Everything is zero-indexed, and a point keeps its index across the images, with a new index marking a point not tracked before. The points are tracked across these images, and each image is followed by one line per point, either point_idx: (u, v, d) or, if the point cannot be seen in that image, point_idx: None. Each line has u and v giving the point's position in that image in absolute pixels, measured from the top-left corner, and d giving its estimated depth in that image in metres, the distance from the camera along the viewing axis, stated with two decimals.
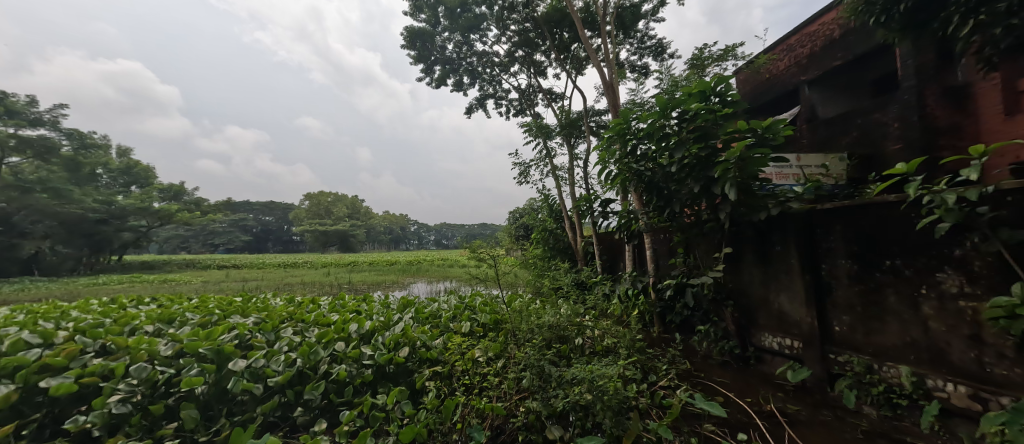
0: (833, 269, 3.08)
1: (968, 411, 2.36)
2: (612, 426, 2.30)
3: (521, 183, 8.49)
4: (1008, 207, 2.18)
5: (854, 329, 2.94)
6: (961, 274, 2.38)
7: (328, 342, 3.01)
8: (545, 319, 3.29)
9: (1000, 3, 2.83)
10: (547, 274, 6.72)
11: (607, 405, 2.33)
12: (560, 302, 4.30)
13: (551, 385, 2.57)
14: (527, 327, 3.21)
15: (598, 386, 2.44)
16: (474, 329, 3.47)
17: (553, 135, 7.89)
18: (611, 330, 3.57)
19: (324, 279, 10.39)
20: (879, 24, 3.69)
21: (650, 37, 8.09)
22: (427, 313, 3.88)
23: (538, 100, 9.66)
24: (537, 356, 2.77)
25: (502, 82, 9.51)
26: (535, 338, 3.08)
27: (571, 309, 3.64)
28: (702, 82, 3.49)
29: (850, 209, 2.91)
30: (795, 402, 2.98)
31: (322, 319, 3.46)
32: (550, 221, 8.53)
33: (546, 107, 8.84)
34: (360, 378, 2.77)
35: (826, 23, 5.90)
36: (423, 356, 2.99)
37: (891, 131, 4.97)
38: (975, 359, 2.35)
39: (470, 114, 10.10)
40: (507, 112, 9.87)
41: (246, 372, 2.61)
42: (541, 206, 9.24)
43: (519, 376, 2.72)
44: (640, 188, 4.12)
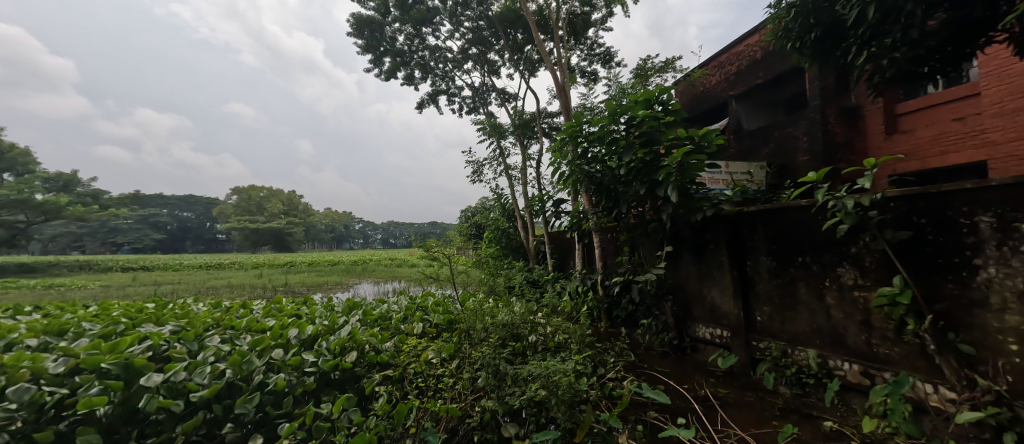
0: (755, 265, 3.47)
1: (859, 385, 2.74)
2: (566, 420, 2.42)
3: (475, 182, 8.57)
4: (891, 211, 2.52)
5: (772, 318, 3.33)
6: (856, 269, 2.74)
7: (263, 350, 2.84)
8: (499, 318, 3.37)
9: (887, 38, 3.22)
10: (499, 272, 6.82)
11: (561, 399, 2.44)
12: (514, 301, 4.36)
13: (506, 384, 2.65)
14: (481, 326, 3.23)
15: (553, 381, 2.53)
16: (427, 331, 3.49)
17: (507, 134, 8.01)
18: (563, 327, 3.73)
19: (255, 282, 9.69)
20: (794, 48, 4.06)
21: (599, 45, 8.48)
22: (376, 314, 3.80)
23: (491, 99, 9.77)
24: (492, 355, 2.82)
25: (455, 79, 9.52)
26: (491, 338, 3.12)
27: (524, 308, 3.75)
28: (646, 91, 3.76)
29: (769, 212, 3.29)
30: (724, 386, 3.33)
31: (254, 326, 3.27)
32: (502, 220, 8.68)
33: (500, 106, 9.01)
34: (301, 387, 2.65)
35: (750, 45, 6.53)
36: (373, 361, 2.98)
37: (801, 144, 5.69)
38: (865, 341, 2.72)
39: (421, 110, 9.97)
40: (460, 109, 9.98)
41: (162, 388, 2.34)
42: (494, 204, 9.35)
43: (474, 376, 2.76)
44: (591, 189, 4.36)
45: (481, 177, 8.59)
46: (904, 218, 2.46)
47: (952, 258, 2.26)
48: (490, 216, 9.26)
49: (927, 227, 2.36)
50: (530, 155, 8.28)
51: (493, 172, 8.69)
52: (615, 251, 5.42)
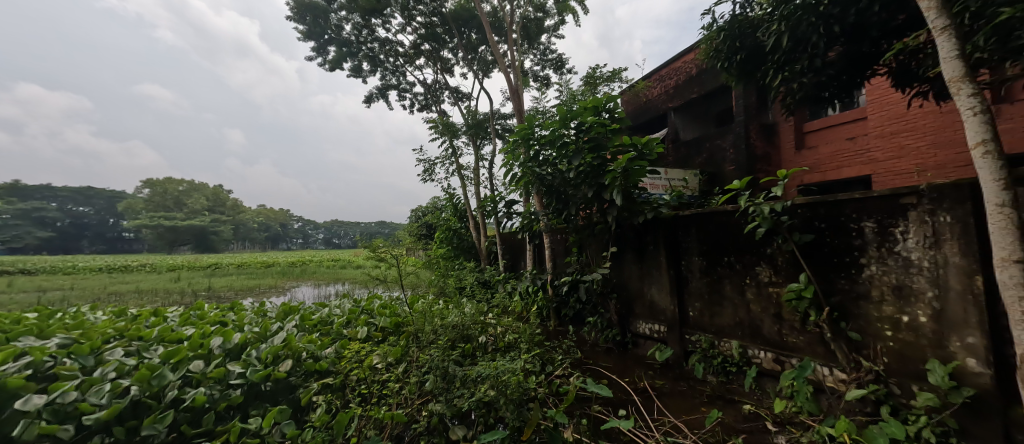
0: (688, 265, 3.78)
1: (773, 370, 3.08)
2: (514, 418, 2.48)
3: (426, 181, 8.47)
4: (798, 217, 2.87)
5: (702, 313, 3.64)
6: (770, 267, 3.08)
7: (178, 362, 2.57)
8: (449, 320, 3.38)
9: (798, 64, 3.65)
10: (450, 273, 6.80)
11: (509, 398, 2.52)
12: (464, 302, 4.38)
13: (454, 386, 2.66)
14: (431, 328, 3.22)
15: (501, 381, 2.61)
16: (372, 335, 3.40)
17: (459, 134, 7.99)
18: (513, 327, 3.80)
19: (173, 286, 8.76)
20: (723, 68, 4.43)
21: (552, 51, 8.72)
22: (316, 319, 3.64)
23: (444, 97, 9.68)
24: (441, 358, 2.82)
25: (406, 74, 9.32)
26: (440, 340, 3.12)
27: (475, 309, 3.79)
28: (595, 99, 3.97)
29: (701, 216, 3.61)
30: (661, 378, 3.59)
31: (169, 335, 2.98)
32: (454, 221, 8.63)
33: (453, 105, 8.97)
34: (224, 402, 2.44)
35: (687, 62, 7.07)
36: (310, 369, 2.86)
37: (728, 155, 6.30)
38: (778, 331, 3.06)
39: (370, 104, 9.65)
40: (411, 105, 9.80)
41: (44, 412, 2.05)
42: (445, 204, 9.27)
43: (422, 379, 2.74)
44: (542, 191, 4.50)
45: (432, 176, 8.49)
46: (809, 223, 2.80)
47: (844, 258, 2.62)
48: (440, 216, 9.16)
49: (826, 231, 2.71)
50: (483, 155, 8.32)
51: (445, 171, 8.64)
52: (564, 252, 5.63)
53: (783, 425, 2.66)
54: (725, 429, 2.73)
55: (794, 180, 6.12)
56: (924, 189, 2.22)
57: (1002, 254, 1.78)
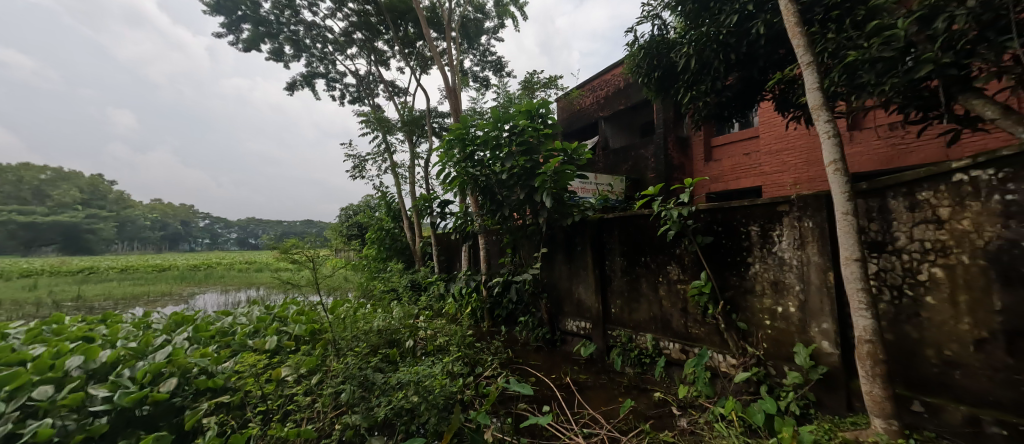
0: (611, 266, 4.04)
1: (679, 360, 3.40)
2: (436, 423, 2.43)
3: (356, 177, 8.10)
4: (701, 221, 3.22)
5: (622, 309, 3.92)
6: (678, 266, 3.41)
7: (18, 390, 2.22)
8: (374, 325, 3.33)
9: (704, 85, 4.09)
10: (380, 276, 6.54)
11: (432, 403, 2.48)
12: (392, 305, 4.25)
13: (373, 395, 2.56)
14: (351, 335, 3.10)
15: (424, 387, 2.57)
16: (283, 345, 3.16)
17: (394, 130, 7.74)
18: (443, 330, 3.78)
19: (29, 296, 7.30)
20: (644, 83, 4.79)
21: (491, 53, 8.79)
22: (213, 330, 3.31)
23: (377, 90, 9.33)
24: (359, 366, 2.72)
25: (335, 63, 8.84)
26: (360, 346, 3.01)
27: (403, 312, 3.73)
28: (528, 103, 4.10)
29: (622, 219, 3.89)
30: (584, 373, 3.80)
31: (10, 356, 2.50)
32: (387, 220, 8.32)
33: (388, 99, 8.68)
34: (81, 433, 2.10)
35: (616, 75, 7.57)
36: (201, 387, 2.53)
37: (650, 164, 6.84)
38: (684, 325, 3.39)
39: (293, 92, 8.99)
40: (341, 96, 9.31)
41: None
42: (378, 203, 8.91)
43: (337, 390, 2.59)
44: (476, 191, 4.53)
45: (363, 173, 8.14)
46: (710, 227, 3.16)
47: (735, 257, 2.99)
48: (371, 215, 8.77)
49: (721, 233, 3.08)
50: (419, 153, 8.16)
51: (377, 168, 8.33)
52: (499, 253, 5.73)
53: (684, 409, 2.95)
54: (637, 417, 2.96)
55: (703, 189, 6.82)
56: (794, 198, 2.62)
57: (846, 254, 2.16)
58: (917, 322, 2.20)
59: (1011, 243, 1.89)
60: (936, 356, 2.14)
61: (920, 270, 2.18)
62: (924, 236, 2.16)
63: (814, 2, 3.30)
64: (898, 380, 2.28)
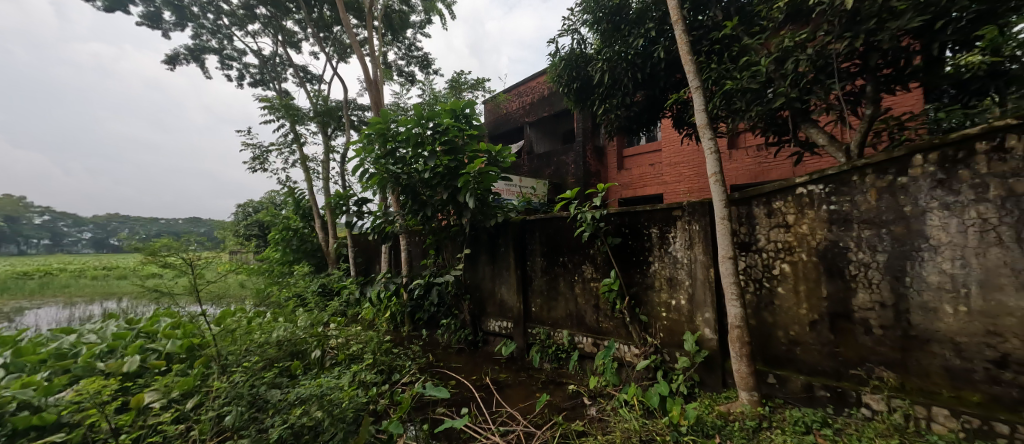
0: (532, 266, 4.22)
1: (591, 353, 3.65)
2: (341, 439, 2.31)
3: (255, 169, 7.40)
4: (611, 223, 3.52)
5: (542, 308, 4.11)
6: (591, 265, 3.68)
7: None
8: (272, 336, 3.02)
9: (616, 99, 4.48)
10: (283, 282, 6.01)
11: (336, 418, 2.35)
12: (297, 313, 3.94)
13: (268, 413, 2.36)
14: (241, 348, 2.80)
15: (328, 400, 2.42)
16: (149, 366, 2.69)
17: (305, 120, 7.20)
18: (357, 336, 3.69)
19: None
20: (565, 93, 5.07)
21: (417, 48, 8.60)
22: (41, 354, 2.73)
23: (285, 74, 8.60)
24: (248, 383, 2.48)
25: (230, 38, 7.96)
26: (251, 361, 2.73)
27: (310, 320, 3.53)
28: (453, 103, 4.11)
29: (543, 220, 4.09)
30: (505, 372, 3.92)
31: None
32: (294, 219, 7.64)
33: (298, 85, 8.06)
34: None
35: (540, 83, 7.90)
36: (22, 425, 2.07)
37: (570, 170, 7.25)
38: (596, 320, 3.66)
39: (173, 66, 7.88)
40: (239, 77, 8.42)
41: None
42: (284, 200, 8.15)
43: (220, 414, 2.33)
44: (396, 189, 4.40)
45: (265, 165, 7.46)
46: (619, 229, 3.46)
47: (638, 256, 3.32)
48: (274, 214, 7.98)
49: (628, 235, 3.40)
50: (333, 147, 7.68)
51: (282, 161, 7.70)
52: (421, 254, 5.63)
53: (594, 398, 3.18)
54: (551, 410, 3.13)
55: (616, 194, 7.40)
56: (685, 205, 3.00)
57: (723, 252, 2.55)
58: (772, 309, 2.65)
59: (834, 243, 2.40)
60: (785, 336, 2.60)
61: (775, 266, 2.63)
62: (778, 238, 2.61)
63: (703, 36, 3.82)
64: (759, 359, 2.72)
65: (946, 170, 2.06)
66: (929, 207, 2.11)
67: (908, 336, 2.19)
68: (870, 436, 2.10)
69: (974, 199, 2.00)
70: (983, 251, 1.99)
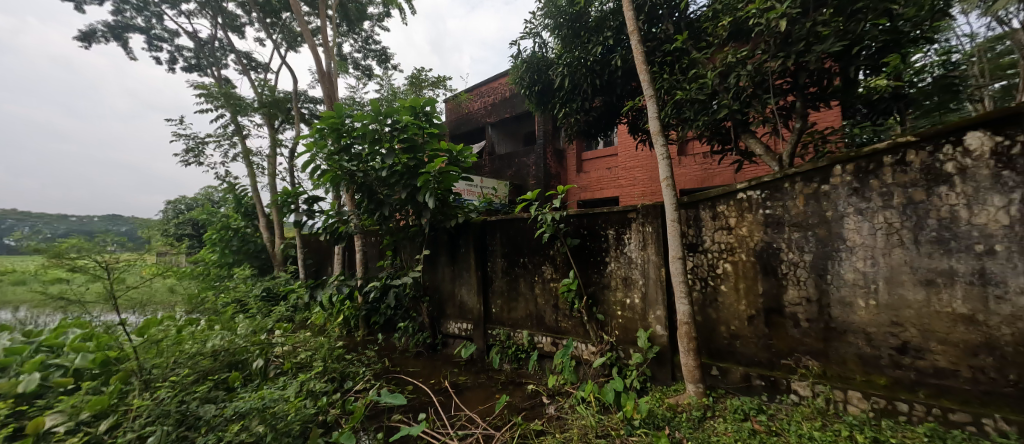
0: (492, 267, 4.22)
1: (550, 352, 3.70)
2: None
3: (190, 162, 6.89)
4: (570, 224, 3.60)
5: (502, 309, 4.12)
6: (549, 266, 3.75)
7: None
8: (207, 346, 2.78)
9: (575, 104, 4.59)
10: (222, 285, 5.64)
11: (279, 430, 2.24)
12: (238, 319, 3.68)
13: (199, 433, 2.20)
14: (168, 361, 2.52)
15: (272, 413, 2.31)
16: (53, 384, 2.32)
17: (249, 111, 6.79)
18: (306, 343, 3.56)
19: None
20: (526, 95, 5.12)
21: (374, 41, 8.34)
22: None
23: (225, 61, 8.04)
24: (174, 401, 2.27)
25: (160, 18, 7.35)
26: (180, 376, 2.48)
27: (251, 327, 3.31)
28: (413, 100, 4.03)
29: (504, 221, 4.10)
30: (464, 374, 3.89)
31: None
32: (234, 218, 7.12)
33: (240, 73, 7.59)
34: None
35: (503, 84, 7.92)
36: None
37: (531, 171, 7.33)
38: (555, 319, 3.72)
39: (88, 43, 7.13)
40: (170, 60, 7.78)
41: None
42: (222, 197, 7.58)
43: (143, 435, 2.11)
44: (351, 188, 4.25)
45: (201, 158, 6.96)
46: (577, 230, 3.55)
47: (595, 257, 3.41)
48: (212, 211, 7.40)
49: (586, 236, 3.49)
50: (281, 141, 7.29)
51: (221, 154, 7.21)
52: (377, 255, 5.48)
53: (553, 397, 3.23)
54: (510, 411, 3.14)
55: (575, 196, 7.58)
56: (639, 207, 3.13)
57: (673, 253, 2.68)
58: (716, 307, 2.82)
59: (769, 244, 2.59)
60: (727, 331, 2.78)
61: (719, 266, 2.80)
62: (721, 239, 2.79)
63: (657, 47, 4.01)
64: (704, 352, 2.88)
65: (860, 179, 2.30)
66: (848, 212, 2.34)
67: (830, 328, 2.41)
68: (798, 420, 2.29)
69: (882, 205, 2.24)
70: (889, 251, 2.23)
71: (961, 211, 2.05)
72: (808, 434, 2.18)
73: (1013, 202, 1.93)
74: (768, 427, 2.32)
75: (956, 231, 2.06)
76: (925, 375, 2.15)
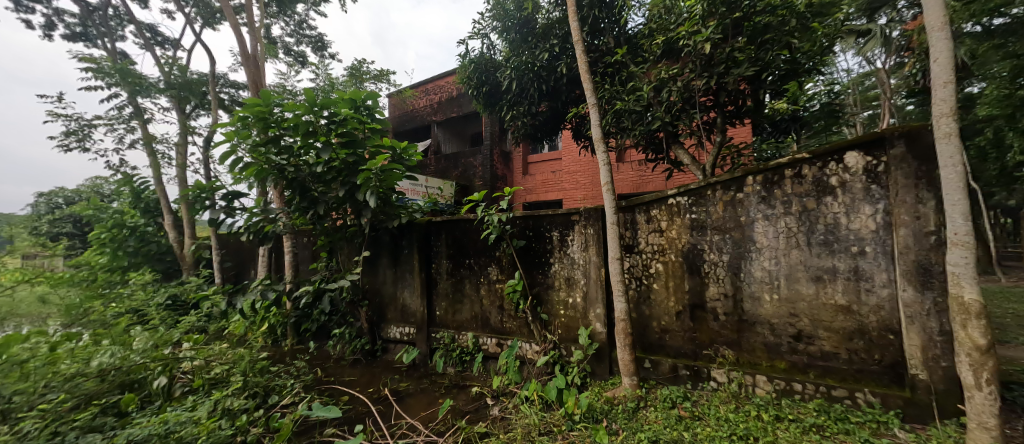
0: (437, 268, 4.15)
1: (495, 353, 3.73)
2: None
3: (73, 146, 5.92)
4: (516, 226, 3.67)
5: (446, 311, 4.07)
6: (495, 267, 3.78)
7: None
8: (93, 364, 2.43)
9: (522, 107, 4.68)
10: (118, 290, 4.92)
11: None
12: (138, 329, 3.23)
13: None
14: (40, 385, 2.15)
15: (177, 437, 2.13)
16: None
17: (153, 92, 5.99)
18: (221, 356, 3.26)
19: None
20: (474, 96, 5.11)
21: (309, 27, 7.80)
22: None
23: (123, 32, 7.02)
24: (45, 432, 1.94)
25: None
26: (60, 403, 2.15)
27: (153, 341, 2.93)
28: (353, 92, 3.81)
29: (450, 222, 4.06)
30: (406, 380, 3.79)
31: None
32: (128, 215, 5.97)
33: (142, 48, 6.67)
34: None
35: (450, 83, 7.83)
36: None
37: (477, 172, 7.31)
38: (500, 320, 3.76)
39: None
40: (48, 25, 6.62)
41: None
42: (115, 190, 6.57)
43: None
44: (280, 183, 3.93)
45: (86, 142, 5.99)
46: (523, 231, 3.62)
47: (540, 259, 3.51)
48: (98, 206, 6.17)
49: (532, 237, 3.57)
50: (194, 128, 6.53)
51: (116, 138, 6.28)
52: (310, 257, 5.13)
53: (497, 397, 3.27)
54: (454, 414, 3.12)
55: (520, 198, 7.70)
56: (582, 211, 3.28)
57: (612, 254, 2.85)
58: (649, 304, 3.05)
59: (695, 246, 2.86)
60: (658, 326, 3.01)
61: (652, 266, 3.03)
62: (654, 241, 3.01)
63: (599, 58, 4.23)
64: (639, 347, 3.10)
65: (767, 188, 2.62)
66: (758, 218, 2.66)
67: (742, 320, 2.71)
68: (717, 404, 2.56)
69: (784, 212, 2.58)
70: (789, 252, 2.57)
71: (842, 218, 2.43)
72: (724, 417, 2.44)
73: (879, 210, 2.33)
74: (691, 412, 2.55)
75: (839, 235, 2.43)
76: (814, 358, 2.50)
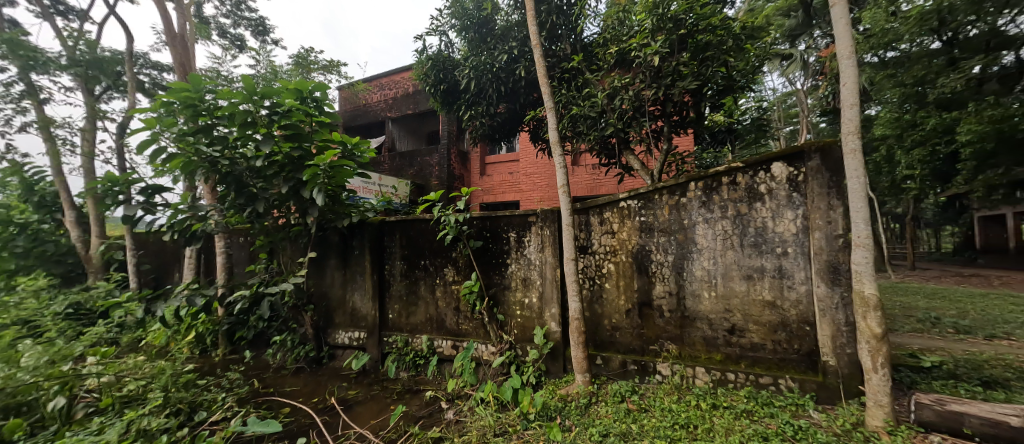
0: (390, 270, 4.00)
1: (450, 356, 3.67)
2: None
3: None
4: (473, 226, 3.64)
5: (399, 314, 3.93)
6: (451, 268, 3.71)
7: None
8: None
9: (480, 107, 4.65)
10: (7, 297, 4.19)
11: None
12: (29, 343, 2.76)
13: None
14: None
15: None
16: None
17: (52, 67, 5.19)
18: (136, 371, 2.88)
19: None
20: (431, 93, 4.99)
21: (248, 8, 7.18)
22: None
23: None
24: None
25: None
26: None
27: (49, 357, 2.52)
28: (300, 81, 3.48)
29: (404, 222, 3.93)
30: (354, 387, 3.61)
31: None
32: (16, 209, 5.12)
33: (38, 17, 5.75)
34: None
35: (406, 79, 7.61)
36: None
37: (433, 172, 7.15)
38: (456, 322, 3.70)
39: None
40: None
41: None
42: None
43: None
44: (211, 177, 3.56)
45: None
46: (481, 232, 3.60)
47: (497, 260, 3.51)
48: None
49: (488, 238, 3.56)
50: (106, 111, 5.75)
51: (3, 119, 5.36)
52: (247, 259, 4.72)
53: (452, 401, 3.21)
54: (406, 420, 3.01)
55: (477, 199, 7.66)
56: (539, 212, 3.32)
57: (568, 254, 2.92)
58: (602, 303, 3.16)
59: (643, 247, 3.01)
60: (609, 324, 3.13)
61: (605, 266, 3.14)
62: (607, 242, 3.13)
63: (556, 64, 4.33)
64: (591, 344, 3.20)
65: (707, 194, 2.83)
66: (700, 221, 2.86)
67: (684, 316, 2.90)
68: (661, 396, 2.71)
69: (721, 216, 2.80)
70: (725, 252, 2.79)
71: (769, 222, 2.68)
72: (668, 407, 2.58)
73: (798, 215, 2.60)
74: (639, 405, 2.68)
75: (766, 237, 2.69)
76: (745, 349, 2.74)
